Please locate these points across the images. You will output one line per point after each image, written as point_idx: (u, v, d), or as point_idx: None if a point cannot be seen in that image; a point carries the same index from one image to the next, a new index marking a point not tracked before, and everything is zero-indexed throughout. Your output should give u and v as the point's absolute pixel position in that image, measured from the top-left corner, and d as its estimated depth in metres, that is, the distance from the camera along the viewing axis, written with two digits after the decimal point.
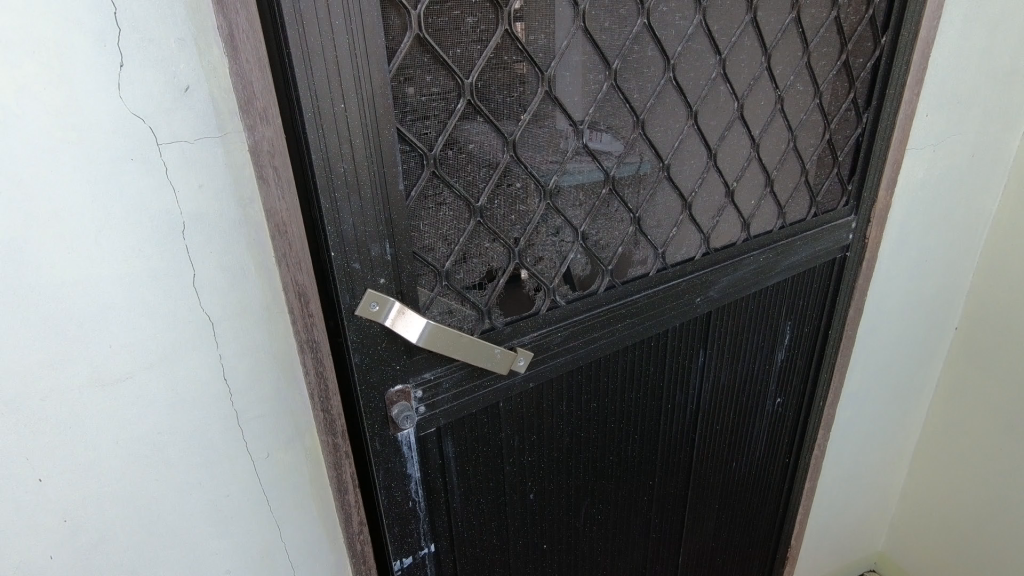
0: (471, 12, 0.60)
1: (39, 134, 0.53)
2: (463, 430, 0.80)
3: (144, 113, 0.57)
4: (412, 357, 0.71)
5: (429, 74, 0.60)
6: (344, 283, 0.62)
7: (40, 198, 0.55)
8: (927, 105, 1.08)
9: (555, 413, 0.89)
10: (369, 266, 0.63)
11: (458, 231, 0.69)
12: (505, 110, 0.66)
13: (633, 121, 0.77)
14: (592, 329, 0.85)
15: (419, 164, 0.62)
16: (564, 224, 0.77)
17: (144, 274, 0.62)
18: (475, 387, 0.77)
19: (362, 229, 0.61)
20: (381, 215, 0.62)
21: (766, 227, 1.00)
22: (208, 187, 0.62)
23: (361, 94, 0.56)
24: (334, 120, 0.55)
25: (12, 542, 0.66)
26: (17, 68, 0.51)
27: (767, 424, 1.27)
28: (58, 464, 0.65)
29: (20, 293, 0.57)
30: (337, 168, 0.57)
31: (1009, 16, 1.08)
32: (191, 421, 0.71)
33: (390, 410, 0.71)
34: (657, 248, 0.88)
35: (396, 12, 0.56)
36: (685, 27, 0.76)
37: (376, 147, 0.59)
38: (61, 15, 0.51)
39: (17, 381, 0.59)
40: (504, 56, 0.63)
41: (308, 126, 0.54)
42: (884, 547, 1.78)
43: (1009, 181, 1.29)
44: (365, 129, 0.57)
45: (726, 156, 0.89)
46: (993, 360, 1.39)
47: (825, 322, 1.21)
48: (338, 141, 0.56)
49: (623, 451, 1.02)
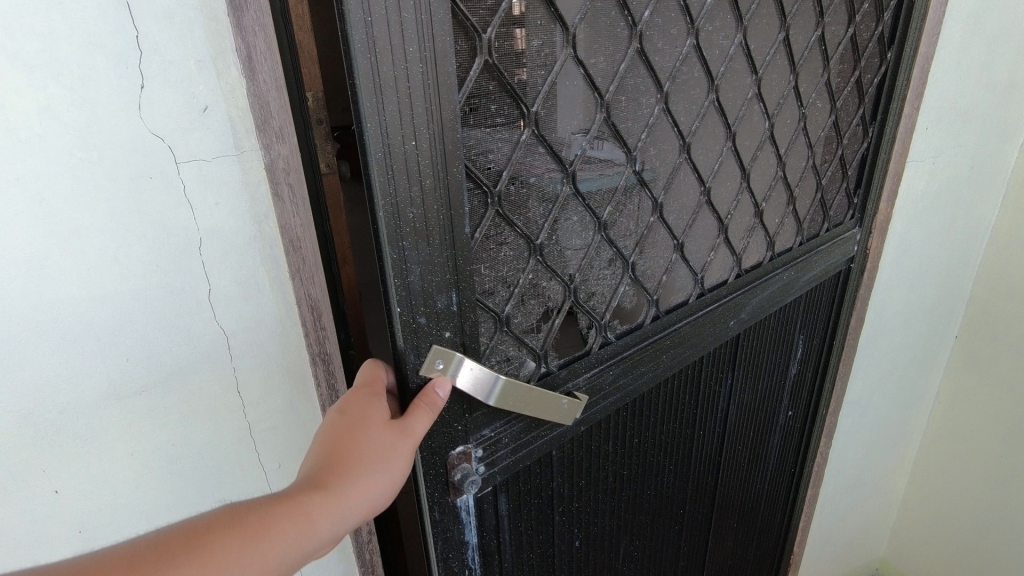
0: (536, 35, 0.58)
1: (62, 153, 0.54)
2: (518, 484, 0.78)
3: (163, 132, 0.58)
4: (473, 415, 0.68)
5: (494, 103, 0.57)
6: (410, 340, 0.58)
7: (61, 215, 0.56)
8: (927, 118, 1.10)
9: (600, 456, 0.89)
10: (435, 318, 0.59)
11: (517, 271, 0.67)
12: (566, 140, 0.65)
13: (680, 145, 0.77)
14: (638, 362, 0.85)
15: (484, 203, 0.60)
16: (615, 256, 0.77)
17: (161, 289, 0.63)
18: (532, 439, 0.76)
19: (429, 279, 0.57)
20: (448, 261, 0.58)
21: (787, 244, 1.02)
22: (225, 204, 0.64)
23: (432, 130, 0.52)
24: (404, 161, 0.51)
25: (27, 550, 0.67)
26: (42, 91, 0.52)
27: (779, 436, 1.28)
28: (74, 476, 0.66)
29: (40, 308, 0.58)
30: (405, 214, 0.53)
31: (1007, 31, 1.10)
32: (205, 432, 0.72)
33: (452, 475, 0.69)
34: (696, 273, 0.89)
35: (465, 36, 0.53)
36: (728, 47, 0.77)
37: (444, 185, 0.55)
38: (84, 39, 0.52)
39: (36, 394, 0.60)
40: (567, 81, 0.62)
41: (377, 169, 0.50)
42: (886, 554, 1.79)
43: (1009, 192, 1.31)
44: (434, 166, 0.54)
45: (756, 176, 0.90)
46: (993, 369, 1.40)
47: (830, 331, 1.22)
48: (408, 183, 0.52)
49: (659, 483, 1.03)
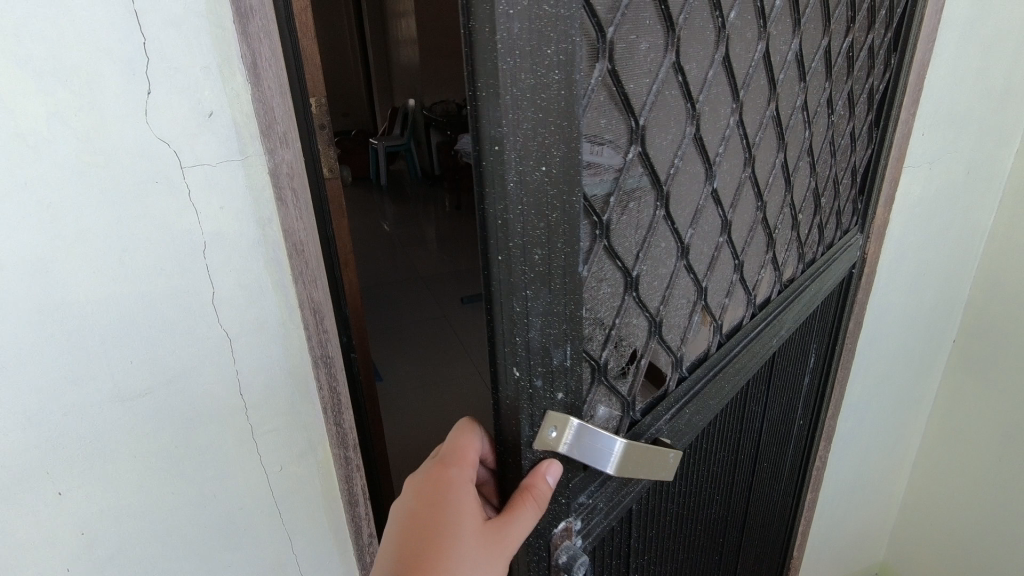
0: (645, 35, 0.45)
1: (69, 157, 0.55)
2: (601, 551, 0.65)
3: (169, 137, 0.59)
4: (574, 482, 0.53)
5: (605, 113, 0.43)
6: (524, 405, 0.45)
7: (68, 218, 0.57)
8: (923, 123, 1.10)
9: (668, 502, 0.77)
10: (549, 381, 0.46)
11: (612, 311, 0.52)
12: (663, 156, 0.52)
13: (744, 157, 0.65)
14: (714, 398, 0.73)
15: (591, 234, 0.45)
16: (693, 282, 0.64)
17: (165, 292, 0.64)
18: (621, 496, 0.62)
19: (546, 332, 0.44)
20: (559, 310, 0.44)
21: (810, 255, 0.97)
22: (229, 208, 0.64)
23: (563, 148, 0.39)
24: (539, 193, 0.39)
25: (30, 552, 0.67)
26: (50, 96, 0.53)
27: (792, 446, 1.26)
28: (78, 478, 0.66)
29: (45, 310, 0.58)
30: (529, 255, 0.41)
31: (1001, 37, 1.11)
32: (207, 434, 0.72)
33: (555, 559, 0.54)
34: (750, 292, 0.78)
35: (586, 39, 0.39)
36: (785, 53, 0.66)
37: (564, 212, 0.41)
38: (92, 46, 0.53)
39: (41, 396, 0.61)
40: (667, 90, 0.49)
41: (499, 194, 0.38)
42: (886, 557, 1.79)
43: (1005, 196, 1.32)
44: (558, 192, 0.40)
45: (796, 185, 0.82)
46: (990, 375, 1.40)
47: (836, 337, 1.21)
48: (531, 217, 0.39)
49: (709, 515, 0.94)
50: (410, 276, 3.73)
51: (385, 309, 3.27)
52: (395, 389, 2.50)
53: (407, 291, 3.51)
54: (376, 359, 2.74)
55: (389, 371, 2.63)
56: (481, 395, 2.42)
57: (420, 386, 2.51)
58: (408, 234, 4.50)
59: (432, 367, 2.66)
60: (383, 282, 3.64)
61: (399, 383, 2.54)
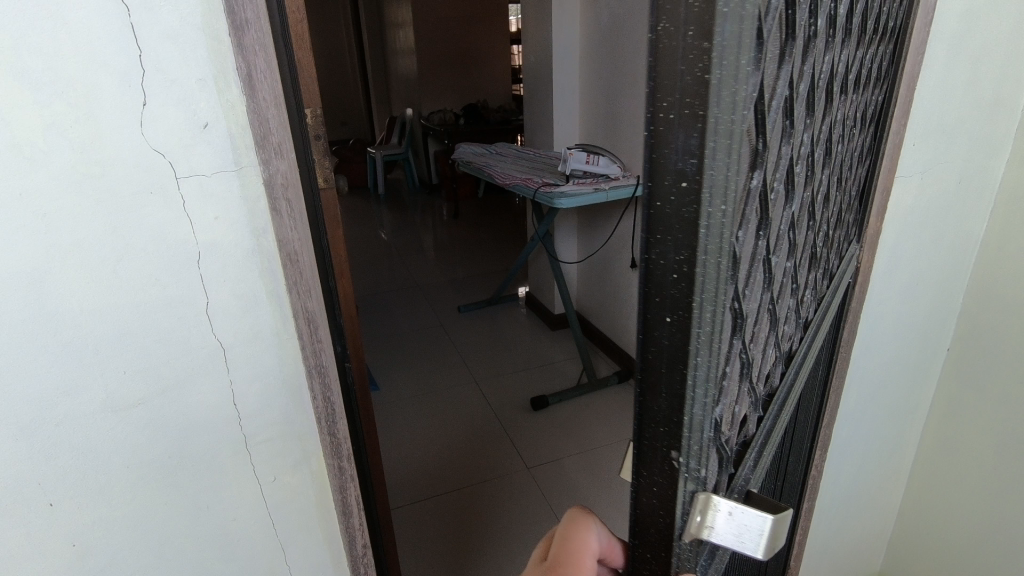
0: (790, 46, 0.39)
1: (65, 168, 0.56)
2: None
3: (165, 148, 0.60)
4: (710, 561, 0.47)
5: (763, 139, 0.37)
6: (680, 498, 0.38)
7: (63, 228, 0.57)
8: (914, 134, 1.12)
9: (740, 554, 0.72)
10: (702, 459, 0.39)
11: (738, 362, 0.46)
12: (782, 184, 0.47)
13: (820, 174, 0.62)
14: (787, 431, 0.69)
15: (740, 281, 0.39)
16: (782, 315, 0.60)
17: (160, 301, 0.64)
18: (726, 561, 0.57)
19: (709, 403, 0.37)
20: (718, 374, 0.37)
21: (841, 266, 0.95)
22: (225, 218, 0.64)
23: (740, 181, 0.32)
24: (723, 236, 0.32)
25: (19, 565, 0.67)
26: (47, 107, 0.54)
27: (803, 464, 1.23)
28: (69, 490, 0.66)
29: (39, 320, 0.58)
30: (706, 315, 0.33)
31: (988, 49, 1.13)
32: (201, 443, 0.72)
33: None
34: (811, 313, 0.75)
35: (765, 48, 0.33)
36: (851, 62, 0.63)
37: (733, 260, 0.34)
38: (89, 58, 0.54)
39: (33, 408, 0.61)
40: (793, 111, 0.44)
41: (694, 247, 0.31)
42: (883, 566, 1.78)
43: (996, 205, 1.33)
44: (733, 236, 0.33)
45: (842, 198, 0.79)
46: (983, 385, 1.41)
47: (835, 347, 1.21)
48: (717, 271, 0.32)
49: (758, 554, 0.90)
50: (407, 284, 3.73)
51: (382, 317, 3.27)
52: (392, 398, 2.49)
53: (404, 299, 3.51)
54: (373, 367, 2.74)
55: (386, 379, 2.63)
56: (477, 405, 2.42)
57: (416, 395, 2.51)
58: (405, 243, 4.51)
59: (430, 376, 2.65)
60: (380, 291, 3.64)
61: (396, 392, 2.54)
